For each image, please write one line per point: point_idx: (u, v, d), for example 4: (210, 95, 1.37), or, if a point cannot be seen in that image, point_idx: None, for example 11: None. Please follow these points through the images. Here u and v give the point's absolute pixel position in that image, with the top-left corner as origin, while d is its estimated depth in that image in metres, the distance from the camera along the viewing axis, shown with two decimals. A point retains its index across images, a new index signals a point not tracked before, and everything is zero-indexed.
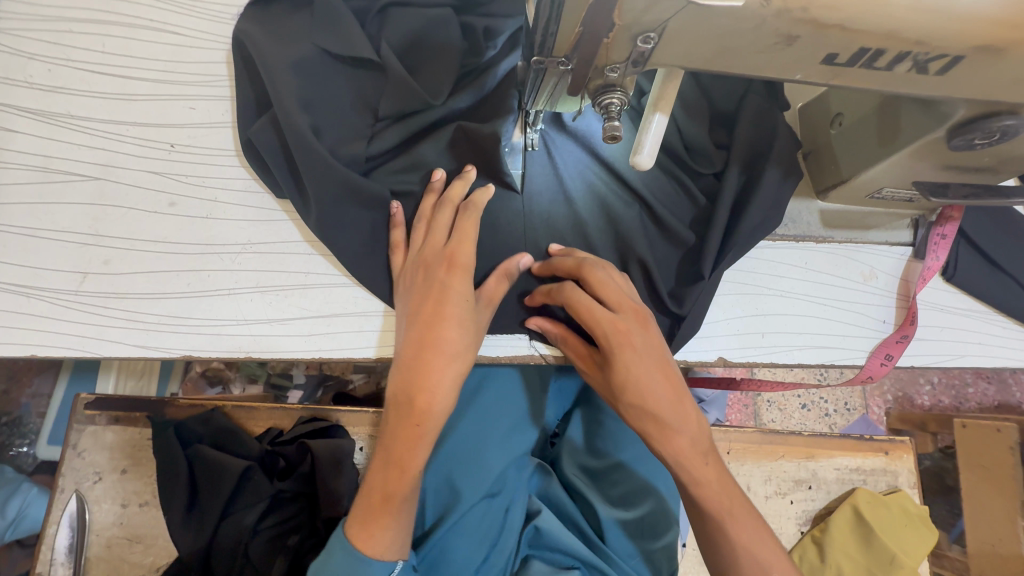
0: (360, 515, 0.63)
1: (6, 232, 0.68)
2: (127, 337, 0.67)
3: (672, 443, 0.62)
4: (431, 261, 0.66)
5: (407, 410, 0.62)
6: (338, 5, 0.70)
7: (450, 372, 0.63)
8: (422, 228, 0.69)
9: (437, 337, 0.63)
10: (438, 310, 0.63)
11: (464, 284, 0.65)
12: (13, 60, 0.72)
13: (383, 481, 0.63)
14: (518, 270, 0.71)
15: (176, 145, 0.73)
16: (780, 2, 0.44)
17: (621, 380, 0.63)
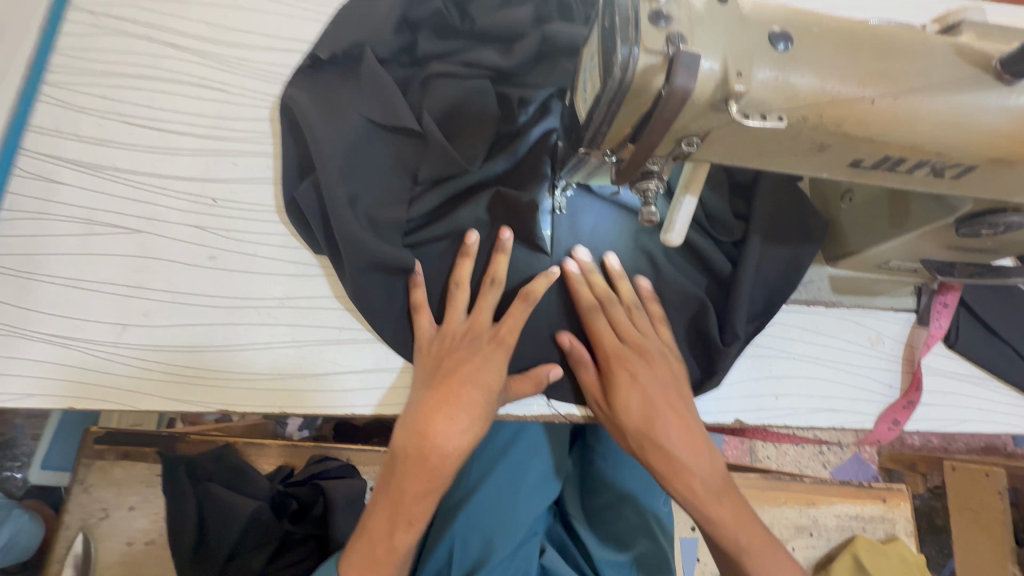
0: (358, 561, 0.61)
1: (49, 282, 0.69)
2: (162, 390, 0.68)
3: (693, 482, 0.67)
4: (475, 333, 0.70)
5: (422, 466, 0.61)
6: (384, 75, 0.73)
7: (471, 436, 0.63)
8: (459, 295, 0.72)
9: (467, 400, 0.64)
10: (477, 376, 0.66)
11: (506, 359, 0.69)
12: (64, 114, 0.75)
13: (386, 531, 0.61)
14: (549, 380, 0.74)
15: (219, 200, 0.75)
16: (815, 118, 0.47)
17: (640, 414, 0.70)
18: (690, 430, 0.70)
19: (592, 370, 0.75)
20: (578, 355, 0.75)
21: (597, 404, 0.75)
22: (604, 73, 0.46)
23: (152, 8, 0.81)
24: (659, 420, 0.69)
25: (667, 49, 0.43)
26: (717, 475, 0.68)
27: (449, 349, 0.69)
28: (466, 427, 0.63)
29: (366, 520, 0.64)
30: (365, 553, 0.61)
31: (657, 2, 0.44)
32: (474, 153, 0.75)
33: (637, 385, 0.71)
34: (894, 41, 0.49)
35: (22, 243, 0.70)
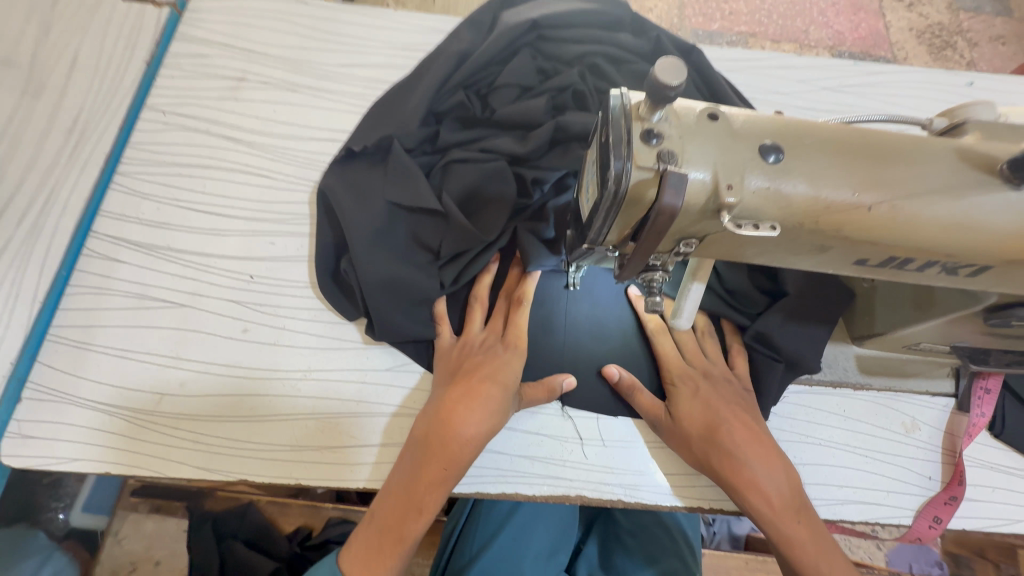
0: (363, 550, 0.64)
1: (101, 352, 0.76)
2: (190, 458, 0.72)
3: (765, 493, 0.67)
4: (491, 340, 0.76)
5: (441, 453, 0.66)
6: (409, 162, 0.79)
7: (486, 427, 0.69)
8: (478, 306, 0.79)
9: (486, 394, 0.69)
10: (495, 375, 0.71)
11: (520, 364, 0.74)
12: (130, 200, 0.85)
13: (397, 516, 0.64)
14: (561, 389, 0.74)
15: (255, 276, 0.82)
16: (811, 225, 0.49)
17: (705, 425, 0.71)
18: (756, 438, 0.71)
19: (646, 391, 0.76)
20: (629, 379, 0.76)
21: (658, 423, 0.74)
22: (601, 184, 0.48)
23: (213, 106, 0.92)
24: (727, 431, 0.70)
25: (658, 165, 0.46)
26: (789, 488, 0.68)
27: (467, 354, 0.75)
28: (484, 417, 0.68)
29: (373, 513, 0.66)
30: (368, 543, 0.64)
31: (650, 121, 0.47)
32: (493, 232, 0.78)
33: (700, 397, 0.73)
34: (891, 145, 0.51)
35: (82, 315, 0.78)
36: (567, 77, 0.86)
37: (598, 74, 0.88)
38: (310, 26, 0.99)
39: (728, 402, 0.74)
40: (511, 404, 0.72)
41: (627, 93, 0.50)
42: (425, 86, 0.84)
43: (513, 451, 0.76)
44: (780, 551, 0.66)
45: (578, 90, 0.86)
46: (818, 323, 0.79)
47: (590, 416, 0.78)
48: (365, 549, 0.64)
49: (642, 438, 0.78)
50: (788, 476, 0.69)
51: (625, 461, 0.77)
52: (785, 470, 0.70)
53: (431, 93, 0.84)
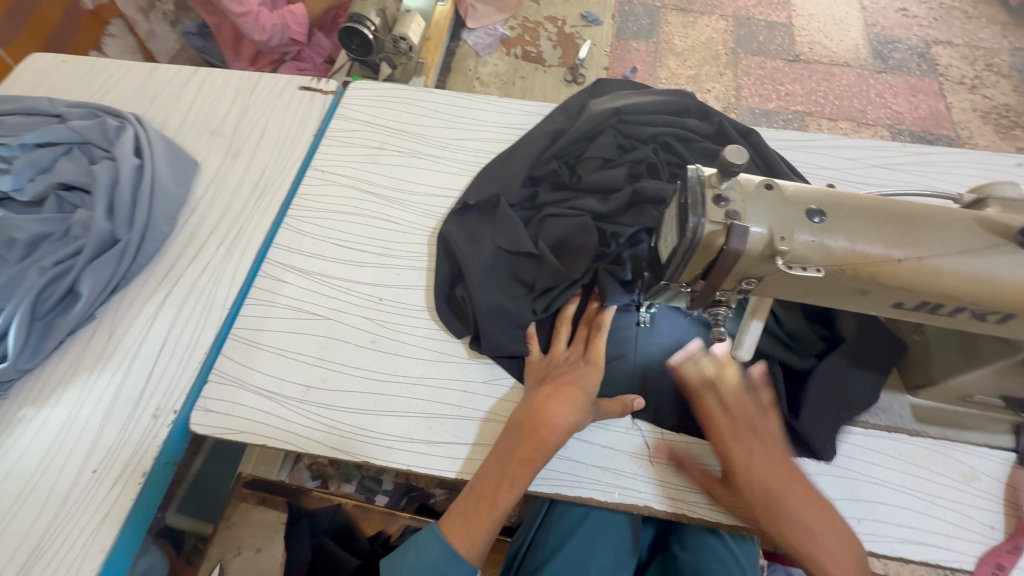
0: (464, 513, 0.79)
1: (267, 349, 0.97)
2: (327, 440, 0.89)
3: (822, 560, 0.74)
4: (574, 357, 0.91)
5: (532, 436, 0.81)
6: (514, 215, 0.99)
7: (572, 421, 0.82)
8: (564, 328, 0.94)
9: (571, 394, 0.84)
10: (579, 381, 0.86)
11: (599, 376, 0.88)
12: (294, 235, 1.09)
13: (493, 487, 0.79)
14: (633, 407, 0.88)
15: (384, 299, 1.02)
16: (852, 271, 0.62)
17: (763, 496, 0.78)
18: (807, 505, 0.78)
19: (695, 469, 0.86)
20: (676, 458, 0.87)
21: (715, 491, 0.84)
22: (680, 234, 0.64)
23: (358, 168, 1.18)
24: (780, 501, 0.77)
25: (726, 221, 0.61)
26: (846, 549, 0.75)
27: (554, 366, 0.91)
28: (570, 411, 0.82)
29: (473, 483, 0.82)
30: (467, 506, 0.80)
31: (719, 188, 0.63)
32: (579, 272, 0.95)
33: (756, 462, 0.80)
34: (919, 213, 0.64)
35: (254, 321, 1.00)
36: (643, 152, 1.05)
37: (669, 150, 1.06)
38: (435, 109, 1.25)
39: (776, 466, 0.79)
40: (591, 411, 0.85)
41: (702, 168, 0.66)
42: (527, 157, 1.06)
43: (588, 461, 0.88)
44: None
45: (651, 163, 1.04)
46: (871, 369, 0.88)
47: (657, 430, 0.90)
48: (465, 512, 0.80)
49: (705, 460, 0.88)
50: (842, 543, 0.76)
51: (690, 479, 0.86)
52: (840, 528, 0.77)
53: (531, 163, 1.06)
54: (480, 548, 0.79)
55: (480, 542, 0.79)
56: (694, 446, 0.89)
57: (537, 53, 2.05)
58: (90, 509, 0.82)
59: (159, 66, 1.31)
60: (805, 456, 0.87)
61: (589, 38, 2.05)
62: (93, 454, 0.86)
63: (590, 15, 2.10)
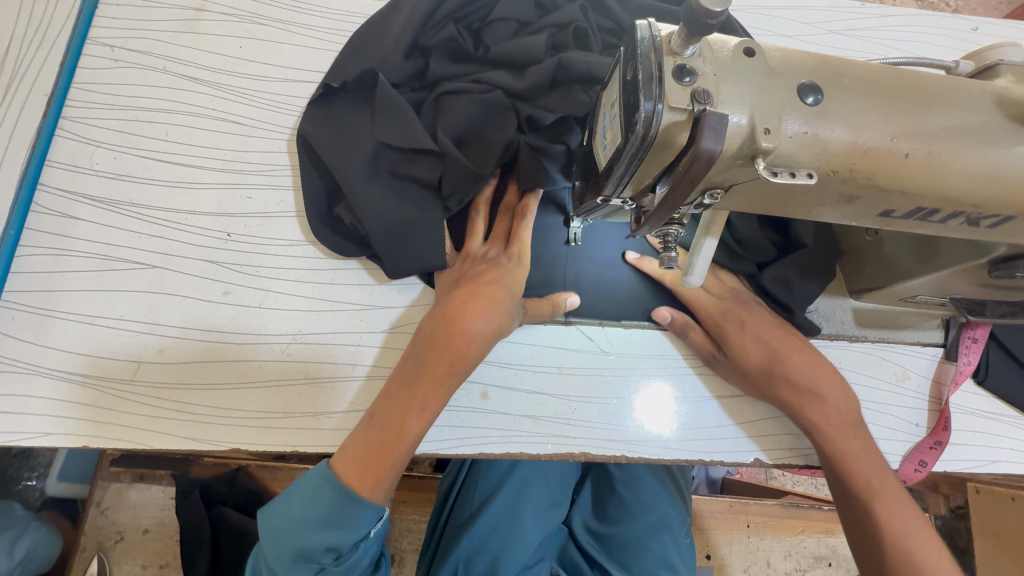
0: (367, 443, 0.63)
1: (67, 319, 0.69)
2: (177, 428, 0.68)
3: (823, 407, 0.73)
4: (495, 254, 0.74)
5: (447, 349, 0.66)
6: (398, 96, 0.72)
7: (494, 327, 0.68)
8: (479, 219, 0.76)
9: (491, 290, 0.69)
10: (501, 279, 0.71)
11: (524, 273, 0.72)
12: (82, 148, 0.75)
13: (400, 410, 0.64)
14: (564, 305, 0.75)
15: (233, 234, 0.75)
16: (846, 172, 0.46)
17: (762, 360, 0.74)
18: (810, 362, 0.75)
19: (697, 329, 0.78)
20: (681, 320, 0.77)
21: (713, 358, 0.78)
22: (626, 128, 0.44)
23: (168, 42, 0.81)
24: (782, 360, 0.74)
25: (692, 106, 0.41)
26: (846, 407, 0.73)
27: (471, 266, 0.74)
28: (492, 315, 0.67)
29: (374, 412, 0.66)
30: (367, 441, 0.63)
31: (682, 56, 0.42)
32: (492, 164, 0.74)
33: (749, 332, 0.75)
34: (925, 87, 0.48)
35: (41, 279, 0.70)
36: (569, 13, 0.78)
37: (601, 10, 0.81)
38: None
39: (760, 330, 0.76)
40: (516, 312, 0.71)
41: (657, 25, 0.45)
42: (410, 15, 0.75)
43: (515, 411, 0.75)
44: (838, 464, 0.72)
45: (579, 28, 0.79)
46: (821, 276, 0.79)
47: (593, 366, 0.78)
48: (363, 447, 0.63)
49: (645, 394, 0.78)
50: (844, 398, 0.74)
51: (629, 419, 0.77)
52: (842, 388, 0.75)
53: (417, 25, 0.75)
54: (385, 486, 0.63)
55: (385, 476, 0.63)
56: (633, 381, 0.78)
57: None
58: None
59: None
60: None
61: None
62: None
63: None
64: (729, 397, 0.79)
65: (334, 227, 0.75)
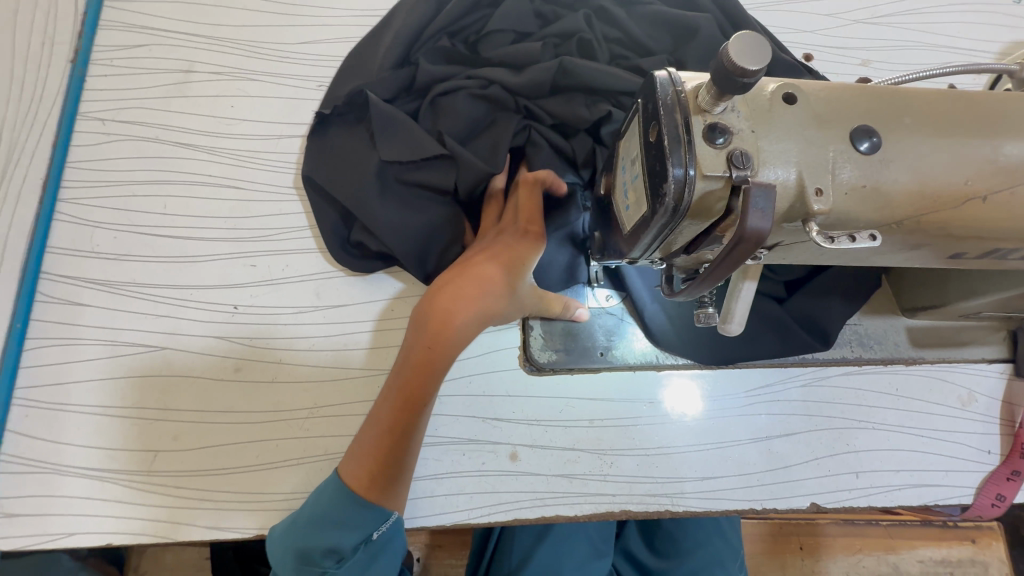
0: (370, 447, 0.60)
1: (80, 411, 0.67)
2: (198, 518, 0.65)
3: None
4: (502, 230, 0.67)
5: (431, 329, 0.60)
6: (395, 111, 0.69)
7: (481, 310, 0.61)
8: (493, 205, 0.71)
9: (482, 274, 0.61)
10: (496, 256, 0.63)
11: (530, 251, 0.64)
12: (81, 231, 0.73)
13: (389, 400, 0.60)
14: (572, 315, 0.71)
15: (240, 306, 0.72)
16: (912, 222, 0.39)
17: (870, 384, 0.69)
18: None
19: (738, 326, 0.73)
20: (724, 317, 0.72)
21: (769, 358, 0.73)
22: (653, 195, 0.39)
23: (156, 109, 0.78)
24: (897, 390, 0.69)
25: (729, 173, 0.36)
26: None
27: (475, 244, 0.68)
28: (478, 297, 0.60)
29: (376, 407, 0.62)
30: (370, 438, 0.60)
31: (713, 114, 0.37)
32: (501, 157, 0.70)
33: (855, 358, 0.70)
34: (1002, 110, 0.41)
35: (52, 372, 0.68)
36: (572, 22, 0.73)
37: (606, 22, 0.75)
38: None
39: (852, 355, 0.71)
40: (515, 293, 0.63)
41: (676, 76, 0.39)
42: (399, 33, 0.73)
43: (548, 471, 0.70)
44: None
45: (584, 39, 0.73)
46: (860, 286, 0.73)
47: (627, 416, 0.73)
48: (362, 453, 0.60)
49: (684, 441, 0.72)
50: None
51: (671, 470, 0.71)
52: None
53: (408, 41, 0.73)
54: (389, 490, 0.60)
55: (394, 480, 0.60)
56: (673, 426, 0.73)
57: None
58: None
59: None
60: (810, 349, 0.74)
61: None
62: None
63: None
64: (776, 438, 0.73)
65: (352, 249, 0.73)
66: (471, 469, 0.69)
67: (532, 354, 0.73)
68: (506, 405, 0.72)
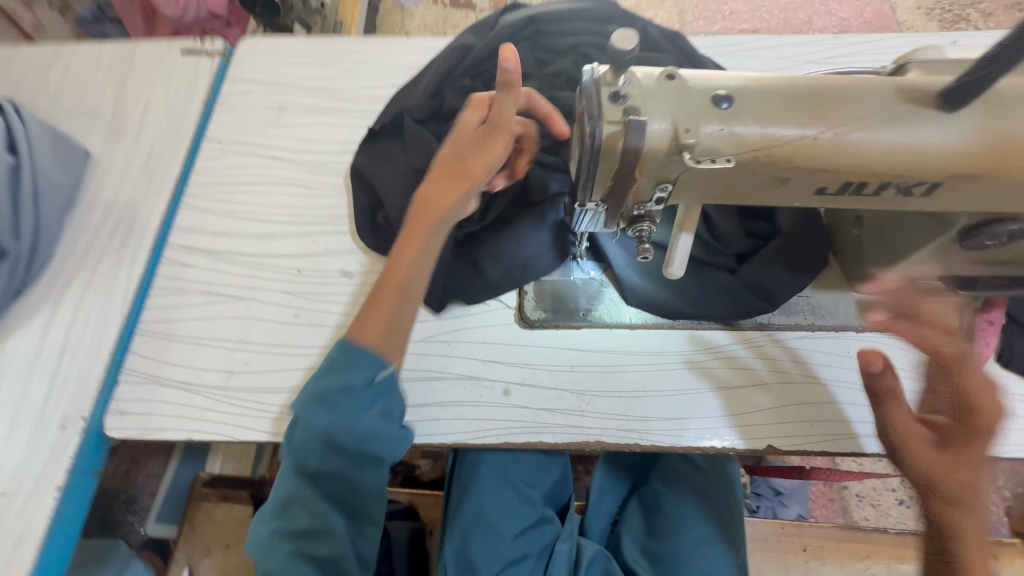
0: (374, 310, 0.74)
1: (181, 341, 0.89)
2: (257, 424, 0.83)
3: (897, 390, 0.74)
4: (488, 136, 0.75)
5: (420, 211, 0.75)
6: (422, 131, 0.94)
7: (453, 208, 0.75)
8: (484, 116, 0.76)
9: (465, 170, 0.74)
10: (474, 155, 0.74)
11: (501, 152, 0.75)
12: (195, 214, 0.99)
13: (391, 278, 0.75)
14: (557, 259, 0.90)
15: (302, 270, 0.94)
16: (766, 159, 0.57)
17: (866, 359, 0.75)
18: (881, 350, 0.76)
19: (698, 295, 0.88)
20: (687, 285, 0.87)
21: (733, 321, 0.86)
22: (580, 141, 0.58)
23: (258, 134, 1.07)
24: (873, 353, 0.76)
25: (624, 119, 0.55)
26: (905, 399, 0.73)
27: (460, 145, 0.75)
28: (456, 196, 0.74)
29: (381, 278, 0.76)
30: (383, 310, 0.74)
31: (616, 85, 0.57)
32: None
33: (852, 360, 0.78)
34: (834, 86, 0.58)
35: (164, 312, 0.91)
36: (563, 65, 0.97)
37: (589, 63, 0.98)
38: (337, 58, 1.15)
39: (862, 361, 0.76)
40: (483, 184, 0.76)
41: (597, 68, 0.60)
42: (434, 74, 0.99)
43: (535, 405, 0.84)
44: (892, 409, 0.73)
45: (571, 76, 0.97)
46: (804, 263, 0.87)
47: (605, 365, 0.86)
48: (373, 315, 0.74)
49: (654, 387, 0.85)
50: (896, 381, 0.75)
51: (643, 410, 0.84)
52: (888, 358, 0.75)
53: (440, 79, 0.99)
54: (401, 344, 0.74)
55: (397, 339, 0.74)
56: (644, 374, 0.86)
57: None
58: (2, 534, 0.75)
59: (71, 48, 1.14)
60: (762, 314, 0.87)
61: None
62: None
63: None
64: (737, 388, 0.84)
65: (379, 230, 0.94)
66: (471, 400, 0.85)
67: (526, 312, 0.90)
68: (503, 351, 0.88)
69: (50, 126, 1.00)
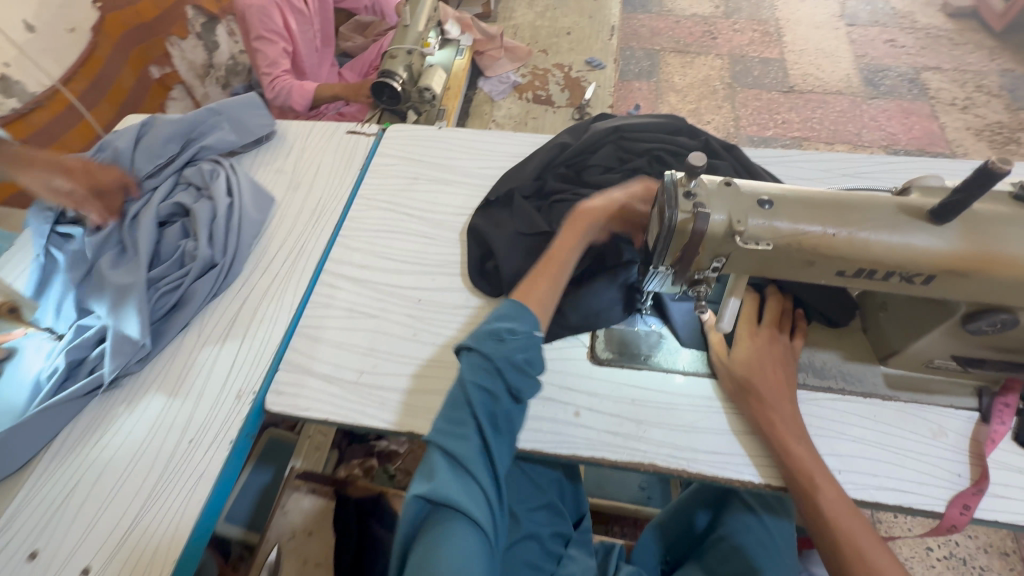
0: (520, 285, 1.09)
1: (326, 343, 1.15)
2: (378, 414, 1.05)
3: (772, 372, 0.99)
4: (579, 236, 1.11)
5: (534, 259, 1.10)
6: (527, 205, 1.22)
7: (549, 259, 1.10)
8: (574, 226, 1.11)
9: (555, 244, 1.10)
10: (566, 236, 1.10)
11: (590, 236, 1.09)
12: (346, 250, 1.30)
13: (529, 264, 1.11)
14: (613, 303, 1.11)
15: (422, 299, 1.20)
16: (796, 246, 0.79)
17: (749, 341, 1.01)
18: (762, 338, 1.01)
19: None
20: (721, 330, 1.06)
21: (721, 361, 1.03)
22: (660, 221, 0.82)
23: (395, 195, 1.40)
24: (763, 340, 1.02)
25: (694, 210, 0.79)
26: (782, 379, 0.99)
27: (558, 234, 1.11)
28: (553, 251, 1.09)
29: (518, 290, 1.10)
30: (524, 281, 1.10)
31: (688, 187, 0.82)
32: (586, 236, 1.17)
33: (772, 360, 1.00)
34: (851, 198, 0.80)
35: (315, 320, 1.18)
36: (640, 163, 1.25)
37: (660, 163, 1.26)
38: (460, 144, 1.49)
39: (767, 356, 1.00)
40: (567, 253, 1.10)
41: (675, 173, 0.85)
42: (538, 163, 1.29)
43: (600, 427, 1.02)
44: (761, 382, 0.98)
45: (646, 172, 1.24)
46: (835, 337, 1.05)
47: (661, 401, 1.04)
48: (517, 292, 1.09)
49: (702, 425, 1.01)
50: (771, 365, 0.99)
51: (691, 442, 1.00)
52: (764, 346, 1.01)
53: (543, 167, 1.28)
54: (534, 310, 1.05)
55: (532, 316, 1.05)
56: (693, 413, 1.03)
57: (546, 97, 2.65)
58: (186, 473, 0.98)
59: (270, 120, 1.50)
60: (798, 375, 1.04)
61: (593, 82, 2.64)
62: (188, 427, 1.04)
63: (593, 61, 2.77)
64: None
65: (486, 278, 1.20)
66: (547, 416, 1.04)
67: (596, 351, 1.11)
68: (575, 380, 1.08)
69: (253, 179, 1.37)
